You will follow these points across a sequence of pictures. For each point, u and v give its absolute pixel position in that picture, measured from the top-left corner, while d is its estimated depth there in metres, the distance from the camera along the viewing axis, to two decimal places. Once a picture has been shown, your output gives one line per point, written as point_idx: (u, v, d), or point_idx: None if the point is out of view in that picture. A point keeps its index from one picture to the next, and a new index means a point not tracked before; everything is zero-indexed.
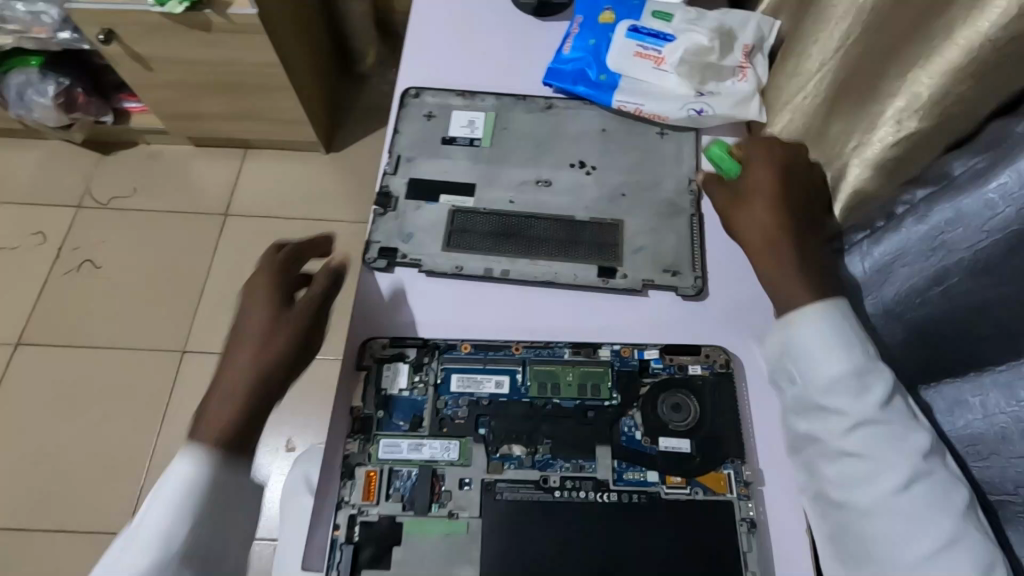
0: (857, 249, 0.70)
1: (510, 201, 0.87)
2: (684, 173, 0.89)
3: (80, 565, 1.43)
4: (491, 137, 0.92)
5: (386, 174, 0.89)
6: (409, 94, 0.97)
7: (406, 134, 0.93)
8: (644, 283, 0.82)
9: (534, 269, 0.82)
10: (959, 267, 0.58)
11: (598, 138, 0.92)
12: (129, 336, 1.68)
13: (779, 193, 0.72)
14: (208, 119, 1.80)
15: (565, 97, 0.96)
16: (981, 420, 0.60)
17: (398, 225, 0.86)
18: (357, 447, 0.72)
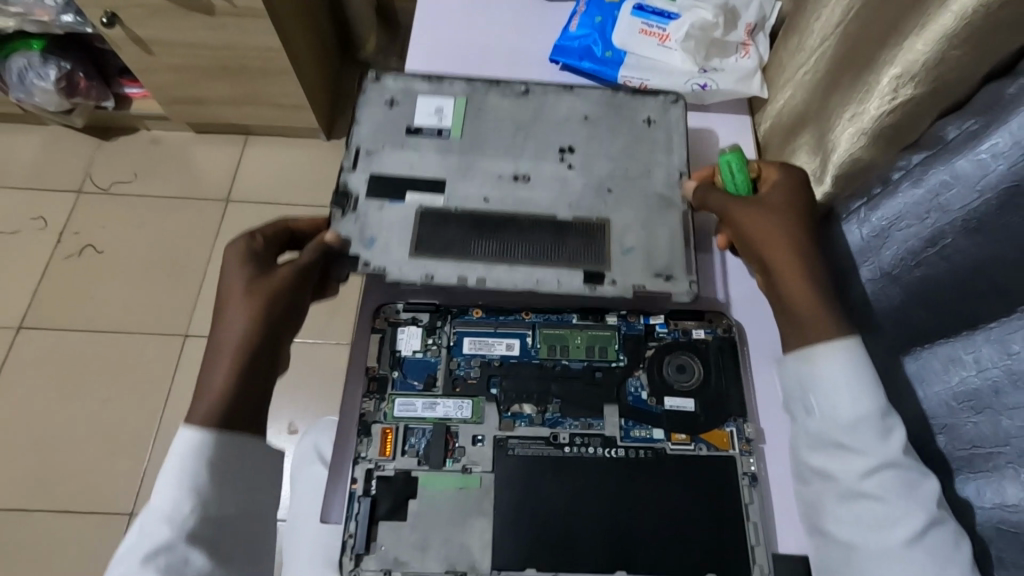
0: (856, 216, 0.74)
1: (485, 199, 0.82)
2: (675, 166, 0.85)
3: (86, 542, 1.45)
4: (462, 126, 0.87)
5: (344, 170, 0.83)
6: (367, 77, 0.89)
7: (365, 124, 0.87)
8: (635, 288, 0.78)
9: (514, 278, 0.77)
10: (954, 229, 0.62)
11: (582, 128, 0.88)
12: (132, 320, 1.69)
13: (799, 226, 0.73)
14: (209, 104, 1.81)
15: (542, 81, 0.91)
16: (976, 374, 0.64)
17: (361, 227, 0.81)
18: (373, 406, 0.75)
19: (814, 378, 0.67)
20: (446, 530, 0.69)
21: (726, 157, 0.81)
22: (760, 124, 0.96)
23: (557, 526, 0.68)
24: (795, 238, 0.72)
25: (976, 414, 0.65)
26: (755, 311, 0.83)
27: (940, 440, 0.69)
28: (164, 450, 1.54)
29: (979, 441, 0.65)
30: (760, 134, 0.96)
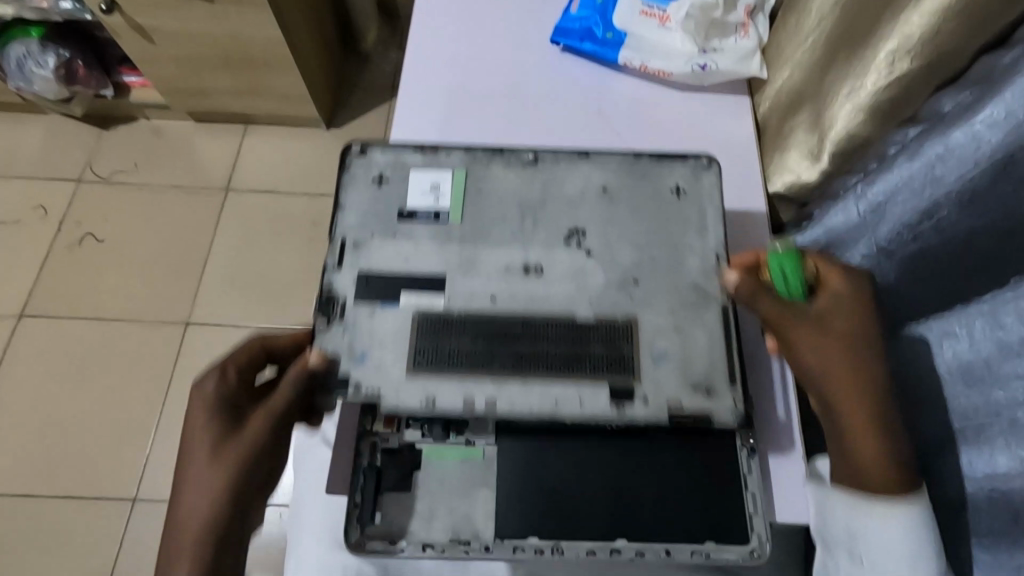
0: (853, 193, 0.75)
1: (492, 296, 0.74)
2: (710, 248, 0.77)
3: (90, 527, 1.47)
4: (461, 208, 0.79)
5: (328, 268, 0.75)
6: (352, 151, 0.81)
7: (350, 209, 0.79)
8: (670, 409, 0.69)
9: (531, 398, 0.69)
10: (948, 201, 0.63)
11: (600, 206, 0.79)
12: (134, 308, 1.70)
13: (859, 347, 0.66)
14: (210, 94, 1.81)
15: (552, 149, 0.83)
16: (969, 347, 0.65)
17: (349, 340, 0.72)
18: None
19: (868, 531, 0.66)
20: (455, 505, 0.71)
21: (777, 255, 0.71)
22: (760, 105, 0.97)
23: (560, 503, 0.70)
24: (854, 367, 0.65)
25: (970, 387, 0.66)
26: None
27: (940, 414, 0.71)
28: (166, 438, 1.54)
29: (974, 413, 0.66)
30: (760, 115, 0.97)
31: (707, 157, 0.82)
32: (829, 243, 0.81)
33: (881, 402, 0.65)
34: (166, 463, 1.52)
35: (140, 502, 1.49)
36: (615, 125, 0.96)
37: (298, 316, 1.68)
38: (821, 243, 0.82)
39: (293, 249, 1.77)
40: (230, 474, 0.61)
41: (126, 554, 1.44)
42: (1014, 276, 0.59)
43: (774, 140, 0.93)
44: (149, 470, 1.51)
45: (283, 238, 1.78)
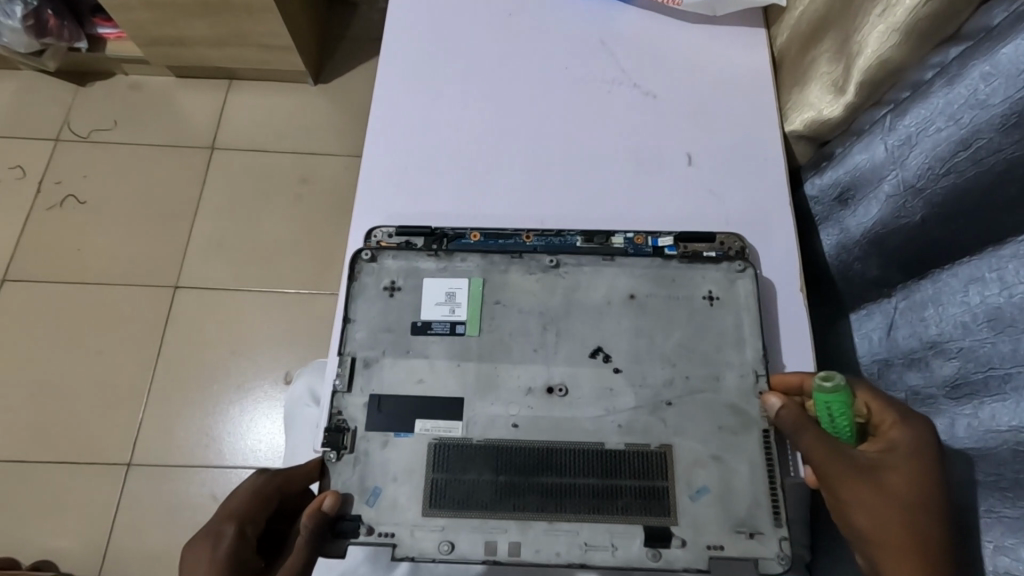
0: (881, 126, 0.72)
1: (514, 424, 0.70)
2: (745, 365, 0.72)
3: (83, 494, 1.41)
4: (480, 322, 0.74)
5: (336, 394, 0.72)
6: (362, 258, 0.77)
7: (361, 322, 0.75)
8: (710, 553, 0.66)
9: (560, 544, 0.66)
10: (989, 127, 0.59)
11: (627, 316, 0.74)
12: (119, 271, 1.61)
13: (911, 509, 0.61)
14: (190, 45, 1.69)
15: (574, 253, 0.77)
16: (1000, 291, 0.61)
17: (360, 474, 0.69)
18: (376, 343, 0.74)
19: None
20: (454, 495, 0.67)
21: (824, 396, 0.64)
22: (776, 37, 0.90)
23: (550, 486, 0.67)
24: (905, 530, 0.60)
25: (997, 334, 0.62)
26: (770, 227, 0.79)
27: (953, 364, 0.67)
28: (159, 404, 1.49)
29: (999, 362, 0.62)
30: (777, 49, 0.90)
31: (739, 258, 0.76)
32: (851, 182, 0.78)
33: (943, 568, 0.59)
34: (159, 428, 1.47)
35: (135, 467, 1.43)
36: (620, 62, 0.90)
37: (291, 275, 1.60)
38: (842, 183, 0.80)
39: (284, 206, 1.68)
40: None
41: (121, 520, 1.39)
42: None
43: (793, 74, 0.86)
44: (143, 436, 1.46)
45: (273, 196, 1.69)
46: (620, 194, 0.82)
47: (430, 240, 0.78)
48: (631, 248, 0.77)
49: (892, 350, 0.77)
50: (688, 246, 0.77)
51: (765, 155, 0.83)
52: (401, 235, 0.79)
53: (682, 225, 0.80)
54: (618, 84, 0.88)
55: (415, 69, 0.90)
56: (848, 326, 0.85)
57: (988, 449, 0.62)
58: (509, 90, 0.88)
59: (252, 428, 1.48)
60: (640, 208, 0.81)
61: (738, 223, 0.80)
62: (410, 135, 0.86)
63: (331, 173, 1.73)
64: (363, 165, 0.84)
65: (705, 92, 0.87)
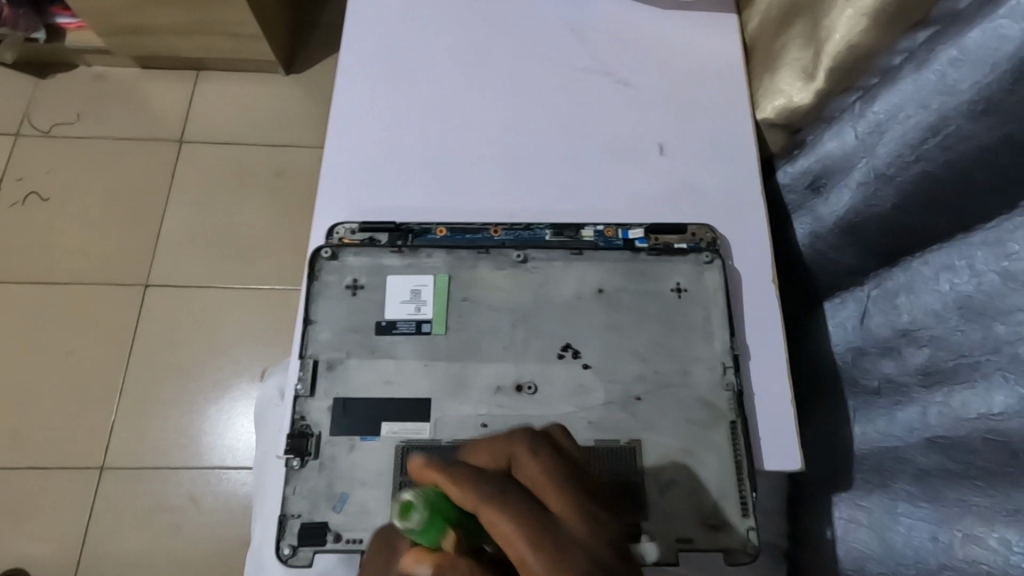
0: (851, 115, 0.71)
1: (484, 424, 0.68)
2: (714, 358, 0.71)
3: (55, 500, 1.37)
4: (447, 320, 0.72)
5: (300, 398, 0.69)
6: (323, 256, 0.75)
7: (324, 322, 0.73)
8: (680, 547, 0.65)
9: None
10: (958, 113, 0.58)
11: (596, 309, 0.73)
12: (86, 270, 1.56)
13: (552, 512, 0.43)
14: (153, 35, 1.62)
15: (543, 246, 0.75)
16: (969, 279, 0.61)
17: (327, 479, 0.68)
18: (340, 344, 0.72)
19: None
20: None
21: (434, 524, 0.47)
22: (748, 22, 0.88)
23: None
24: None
25: (966, 322, 0.62)
26: (745, 216, 0.78)
27: (926, 352, 0.67)
28: (131, 405, 1.45)
29: (970, 349, 0.62)
30: (749, 35, 0.89)
31: (709, 250, 0.75)
32: (823, 170, 0.77)
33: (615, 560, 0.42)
34: (132, 430, 1.43)
35: (108, 471, 1.39)
36: (592, 49, 0.88)
37: (266, 270, 1.57)
38: (813, 171, 0.79)
39: (257, 199, 1.64)
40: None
41: (96, 526, 1.35)
42: None
43: (764, 61, 0.85)
44: (116, 438, 1.42)
45: (245, 188, 1.65)
46: (594, 185, 0.80)
47: (394, 236, 0.76)
48: (602, 240, 0.75)
49: (866, 338, 0.76)
50: (659, 238, 0.76)
51: (738, 145, 0.82)
52: (365, 231, 0.76)
53: (655, 217, 0.78)
54: (590, 72, 0.86)
55: (380, 58, 0.87)
56: (823, 315, 0.85)
57: (960, 436, 0.63)
58: (478, 80, 0.86)
59: (229, 427, 1.45)
60: (614, 199, 0.79)
61: (711, 213, 0.78)
62: (376, 125, 0.83)
63: (305, 166, 1.68)
64: (327, 157, 0.81)
65: (679, 80, 0.86)
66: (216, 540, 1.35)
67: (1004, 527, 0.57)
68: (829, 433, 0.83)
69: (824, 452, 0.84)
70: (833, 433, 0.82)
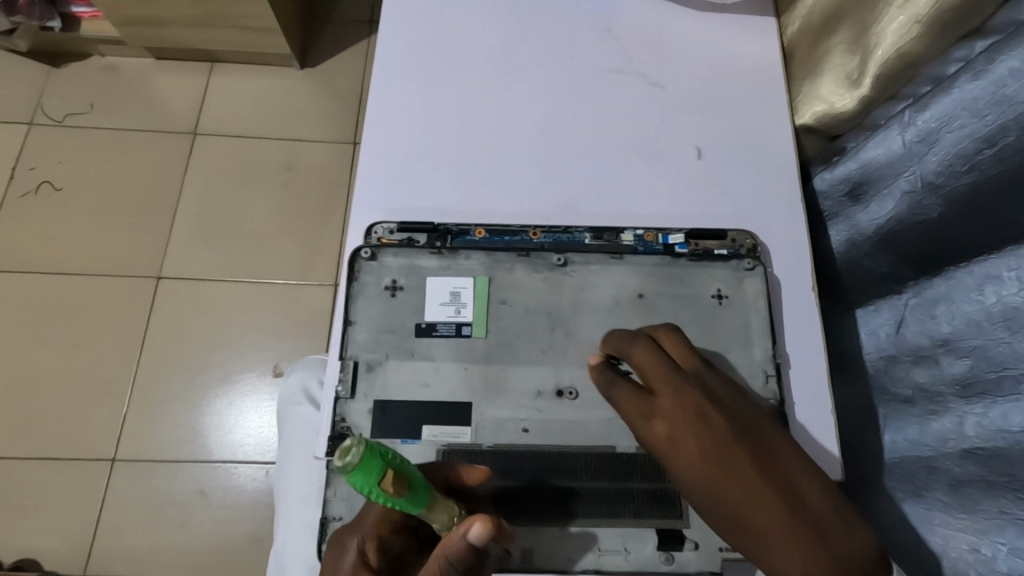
0: (898, 122, 0.70)
1: (524, 428, 0.68)
2: (755, 366, 0.71)
3: (66, 492, 1.37)
4: (486, 322, 0.72)
5: (339, 399, 0.69)
6: (361, 256, 0.74)
7: (362, 323, 0.72)
8: (723, 555, 0.64)
9: (570, 548, 0.64)
10: (1018, 124, 0.57)
11: (637, 315, 0.72)
12: (99, 262, 1.55)
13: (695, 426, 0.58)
14: (169, 25, 1.61)
15: (582, 250, 0.75)
16: (1018, 290, 0.60)
17: None
18: (379, 346, 0.71)
19: None
20: (372, 518, 0.62)
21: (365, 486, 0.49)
22: (787, 27, 0.87)
23: (506, 493, 0.65)
24: (746, 526, 0.55)
25: (1012, 333, 0.61)
26: (781, 223, 0.78)
27: (965, 363, 0.67)
28: (143, 398, 1.45)
29: (1015, 361, 0.61)
30: (787, 39, 0.88)
31: (750, 256, 0.74)
32: (864, 177, 0.76)
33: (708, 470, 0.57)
34: (144, 423, 1.43)
35: (119, 464, 1.39)
36: (622, 50, 0.87)
37: (280, 265, 1.56)
38: (854, 178, 0.78)
39: (272, 193, 1.63)
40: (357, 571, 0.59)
41: (106, 518, 1.35)
42: None
43: (805, 65, 0.84)
44: (129, 431, 1.42)
45: (260, 182, 1.64)
46: (629, 188, 0.79)
47: (433, 237, 0.75)
48: (641, 244, 0.75)
49: (901, 347, 0.76)
50: (699, 243, 0.75)
51: (776, 150, 0.81)
52: (403, 231, 0.75)
53: (691, 221, 0.77)
54: (621, 72, 0.85)
55: (411, 55, 0.86)
56: (853, 322, 0.84)
57: (1002, 447, 0.63)
58: (512, 79, 0.85)
59: (240, 422, 1.44)
60: (649, 203, 0.78)
61: (748, 219, 0.78)
62: (408, 124, 0.82)
63: (320, 161, 1.67)
64: (360, 155, 0.81)
65: (713, 84, 0.85)
66: (226, 534, 1.35)
67: None
68: (857, 441, 0.83)
69: (851, 460, 0.84)
70: (860, 441, 0.82)
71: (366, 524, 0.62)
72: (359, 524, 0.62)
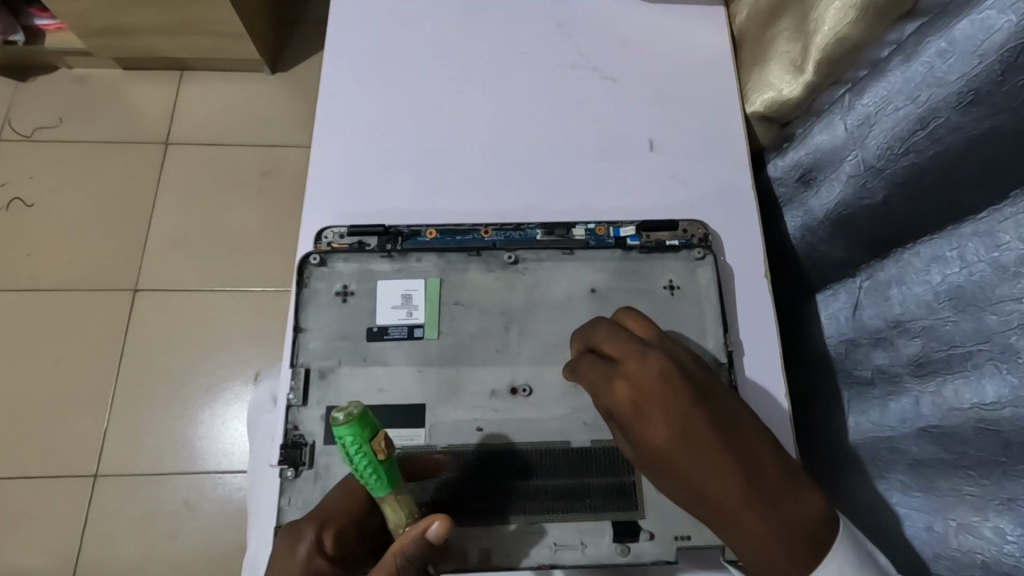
0: (840, 107, 0.71)
1: (479, 428, 0.68)
2: (707, 356, 0.71)
3: (48, 510, 1.35)
4: (439, 324, 0.72)
5: (292, 408, 0.69)
6: (311, 262, 0.73)
7: (314, 330, 0.72)
8: (678, 544, 0.65)
9: (526, 544, 0.65)
10: (948, 105, 0.58)
11: (590, 310, 0.72)
12: (73, 277, 1.54)
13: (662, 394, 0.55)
14: (134, 35, 1.59)
15: (534, 247, 0.75)
16: (960, 270, 0.61)
17: (321, 489, 0.67)
18: (332, 352, 0.71)
19: None
20: (334, 507, 0.63)
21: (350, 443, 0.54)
22: (737, 15, 0.88)
23: (454, 495, 0.65)
24: (700, 495, 0.54)
25: (958, 313, 0.62)
26: (734, 211, 0.78)
27: (917, 343, 0.67)
28: (123, 412, 1.43)
29: (961, 340, 0.62)
30: (736, 28, 0.88)
31: (701, 246, 0.75)
32: (813, 162, 0.77)
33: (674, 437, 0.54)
34: (124, 437, 1.41)
35: (101, 479, 1.38)
36: (580, 43, 0.87)
37: (257, 273, 1.55)
38: (804, 165, 0.79)
39: (245, 201, 1.62)
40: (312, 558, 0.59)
41: (91, 533, 1.34)
42: (1015, 187, 0.55)
43: (753, 54, 0.84)
44: (109, 446, 1.40)
45: (233, 190, 1.63)
46: (583, 183, 0.79)
47: (383, 240, 0.75)
48: (593, 239, 0.75)
49: (858, 330, 0.76)
50: (650, 235, 0.76)
51: (728, 139, 0.81)
52: (354, 235, 0.75)
53: (645, 213, 0.78)
54: (578, 67, 0.85)
55: (366, 57, 0.86)
56: (815, 307, 0.85)
57: (953, 427, 0.63)
58: (466, 78, 0.85)
59: (222, 432, 1.44)
60: (604, 197, 0.78)
61: (703, 209, 0.78)
62: (361, 126, 0.82)
63: (293, 167, 1.66)
64: (314, 160, 0.80)
65: (667, 75, 0.85)
66: (214, 544, 1.35)
67: (997, 516, 0.59)
68: (822, 425, 0.83)
69: (818, 443, 0.84)
70: (825, 425, 0.83)
71: (328, 513, 0.62)
72: (319, 512, 0.62)
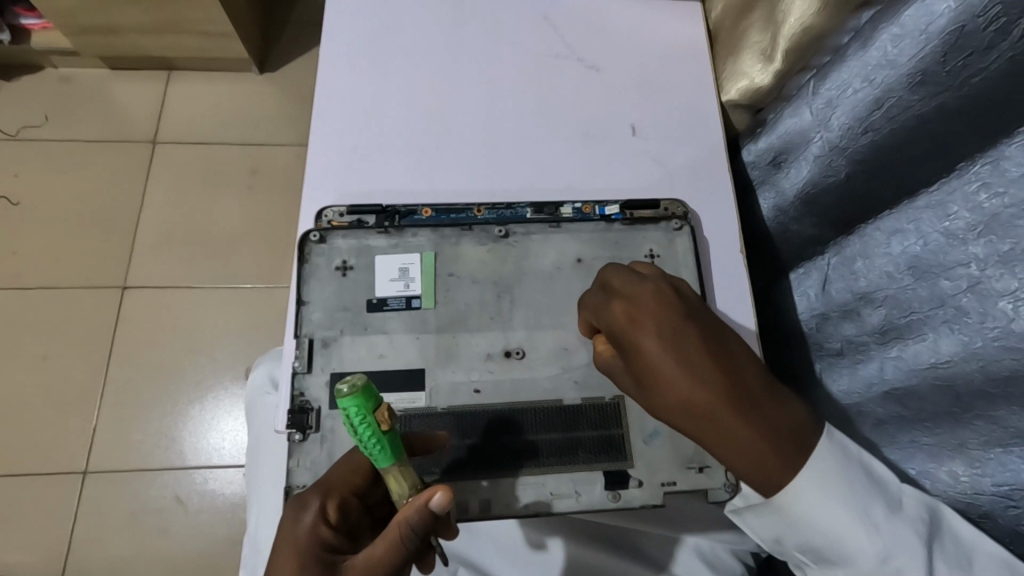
0: (807, 92, 0.77)
1: (476, 390, 0.72)
2: None
3: (39, 506, 1.36)
4: (435, 294, 0.76)
5: (298, 375, 0.72)
6: (311, 240, 0.77)
7: (315, 303, 0.75)
8: (665, 489, 0.70)
9: (525, 494, 0.68)
10: (900, 86, 0.64)
11: (577, 279, 0.77)
12: (61, 274, 1.54)
13: (657, 316, 0.58)
14: (122, 33, 1.60)
15: (523, 221, 0.79)
16: (917, 241, 0.66)
17: (327, 452, 0.70)
18: (334, 323, 0.75)
19: None
20: (337, 479, 0.65)
21: (349, 412, 0.52)
22: (711, 10, 0.93)
23: (451, 457, 0.69)
24: (689, 406, 0.57)
25: (916, 280, 0.67)
26: (711, 191, 0.83)
27: (881, 312, 0.72)
28: (115, 407, 1.44)
29: (920, 305, 0.67)
30: (712, 22, 0.94)
31: (680, 220, 0.80)
32: (784, 145, 0.82)
33: (662, 355, 0.57)
34: (115, 433, 1.42)
35: (93, 475, 1.39)
36: (563, 36, 0.91)
37: (247, 268, 1.57)
38: (776, 148, 0.84)
39: (235, 198, 1.64)
40: (310, 527, 0.61)
41: (81, 527, 1.35)
42: (961, 162, 0.61)
43: (727, 45, 0.89)
44: (100, 440, 1.41)
45: (222, 187, 1.65)
46: (571, 165, 0.84)
47: (382, 218, 0.78)
48: (579, 217, 0.79)
49: (829, 304, 0.81)
50: (634, 212, 0.80)
51: (706, 125, 0.87)
52: (353, 214, 0.79)
53: (629, 194, 0.82)
54: (564, 58, 0.90)
55: (361, 49, 0.90)
56: (788, 285, 0.89)
57: (912, 385, 0.69)
58: (459, 68, 0.89)
59: (214, 426, 1.45)
60: (591, 179, 0.83)
61: (681, 191, 0.83)
62: (358, 114, 0.85)
63: (282, 164, 1.69)
64: (313, 146, 0.84)
65: (648, 66, 0.90)
66: (206, 537, 1.36)
67: (951, 461, 0.66)
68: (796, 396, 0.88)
69: None
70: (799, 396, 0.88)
71: (330, 485, 0.64)
72: (321, 484, 0.64)
